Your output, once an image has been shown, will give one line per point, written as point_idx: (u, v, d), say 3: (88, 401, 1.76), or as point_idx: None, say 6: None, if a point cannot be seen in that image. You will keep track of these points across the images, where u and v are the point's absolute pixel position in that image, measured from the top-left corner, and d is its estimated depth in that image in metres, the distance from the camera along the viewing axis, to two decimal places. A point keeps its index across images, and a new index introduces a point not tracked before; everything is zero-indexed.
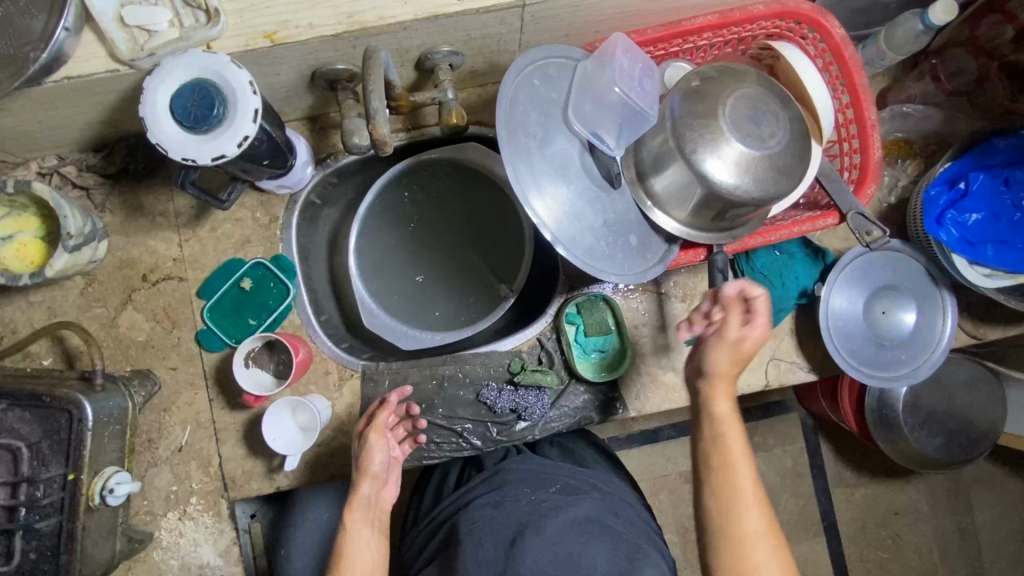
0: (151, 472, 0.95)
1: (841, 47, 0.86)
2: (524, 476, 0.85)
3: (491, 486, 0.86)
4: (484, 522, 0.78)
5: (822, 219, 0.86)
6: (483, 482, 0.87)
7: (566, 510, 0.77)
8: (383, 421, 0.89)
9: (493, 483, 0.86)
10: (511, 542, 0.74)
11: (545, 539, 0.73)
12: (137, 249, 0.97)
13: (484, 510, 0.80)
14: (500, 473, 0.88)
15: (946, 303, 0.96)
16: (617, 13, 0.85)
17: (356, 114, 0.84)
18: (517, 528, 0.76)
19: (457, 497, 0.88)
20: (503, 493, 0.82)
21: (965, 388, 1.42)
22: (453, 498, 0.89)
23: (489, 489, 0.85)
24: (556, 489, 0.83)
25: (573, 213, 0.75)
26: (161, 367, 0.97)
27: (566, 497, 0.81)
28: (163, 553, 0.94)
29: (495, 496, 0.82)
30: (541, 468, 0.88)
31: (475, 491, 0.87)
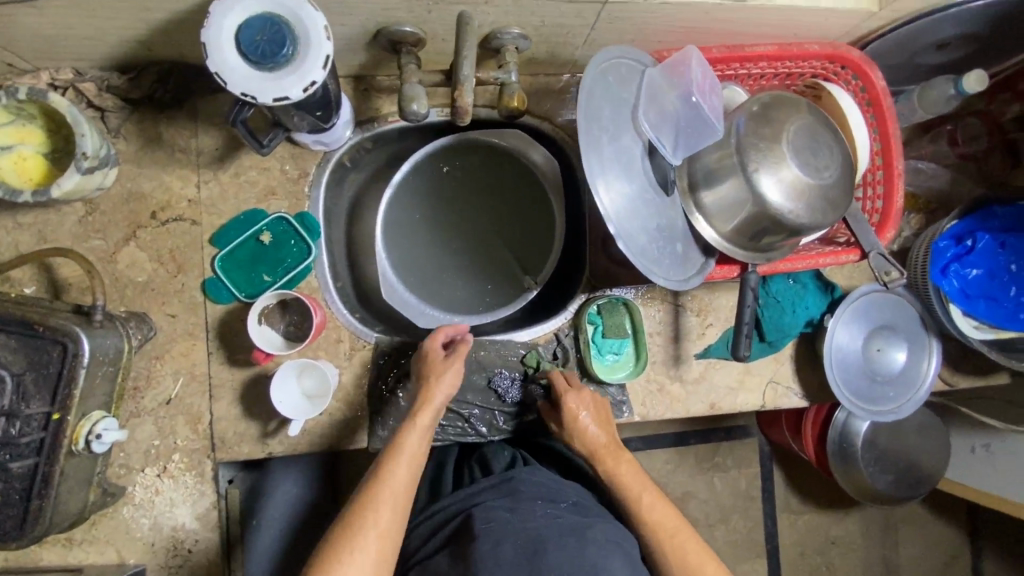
0: (133, 422, 0.88)
1: (881, 97, 0.91)
2: (535, 489, 0.85)
3: (502, 493, 0.84)
4: (501, 523, 0.76)
5: (845, 254, 0.91)
6: (493, 488, 0.86)
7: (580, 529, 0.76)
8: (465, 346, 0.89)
9: (505, 489, 0.85)
10: (531, 554, 0.71)
11: (566, 552, 0.72)
12: (149, 183, 0.91)
13: (499, 513, 0.78)
14: (510, 482, 0.87)
15: (933, 346, 1.03)
16: (686, 27, 0.87)
17: (417, 80, 0.82)
18: (536, 533, 0.74)
19: (464, 497, 0.86)
20: (516, 501, 0.81)
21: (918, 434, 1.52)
22: (461, 495, 0.87)
23: (500, 495, 0.83)
24: (567, 507, 0.82)
25: (632, 211, 0.76)
26: (159, 313, 0.90)
27: (580, 516, 0.80)
28: (134, 510, 0.88)
29: (507, 503, 0.81)
30: (551, 484, 0.89)
31: (484, 493, 0.85)
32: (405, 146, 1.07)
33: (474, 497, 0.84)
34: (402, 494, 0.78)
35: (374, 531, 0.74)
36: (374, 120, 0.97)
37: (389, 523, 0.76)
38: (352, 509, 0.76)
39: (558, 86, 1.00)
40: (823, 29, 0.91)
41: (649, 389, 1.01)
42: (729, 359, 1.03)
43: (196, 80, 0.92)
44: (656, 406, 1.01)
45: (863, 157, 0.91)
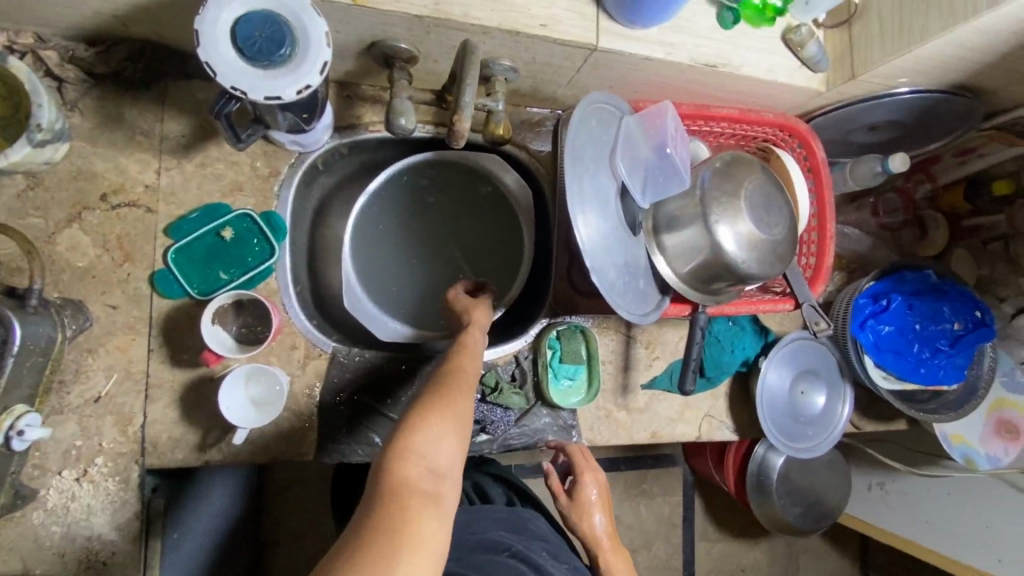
0: (53, 419, 0.81)
1: (820, 166, 1.02)
2: (539, 535, 0.90)
3: (512, 526, 0.88)
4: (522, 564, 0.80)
5: (782, 303, 1.01)
6: (502, 520, 0.89)
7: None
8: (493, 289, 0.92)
9: (514, 523, 0.89)
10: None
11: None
12: (102, 163, 0.85)
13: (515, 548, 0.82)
14: (518, 516, 0.92)
15: (847, 391, 1.15)
16: (660, 82, 0.95)
17: (406, 96, 0.83)
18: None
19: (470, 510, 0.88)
20: (528, 542, 0.86)
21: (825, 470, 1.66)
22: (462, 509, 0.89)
23: (509, 528, 0.88)
24: (566, 562, 0.88)
25: (604, 246, 0.81)
26: (97, 302, 0.83)
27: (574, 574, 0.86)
28: (44, 517, 0.79)
29: (522, 540, 0.86)
30: (545, 530, 0.93)
31: (497, 518, 0.88)
32: (382, 157, 1.07)
33: (487, 520, 0.87)
34: (471, 383, 0.73)
35: (456, 408, 0.68)
36: (354, 128, 0.96)
37: (468, 412, 0.69)
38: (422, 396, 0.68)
39: (537, 118, 1.04)
40: (776, 100, 1.01)
41: (598, 416, 1.05)
42: (673, 392, 1.09)
43: (169, 63, 0.88)
44: (603, 433, 1.05)
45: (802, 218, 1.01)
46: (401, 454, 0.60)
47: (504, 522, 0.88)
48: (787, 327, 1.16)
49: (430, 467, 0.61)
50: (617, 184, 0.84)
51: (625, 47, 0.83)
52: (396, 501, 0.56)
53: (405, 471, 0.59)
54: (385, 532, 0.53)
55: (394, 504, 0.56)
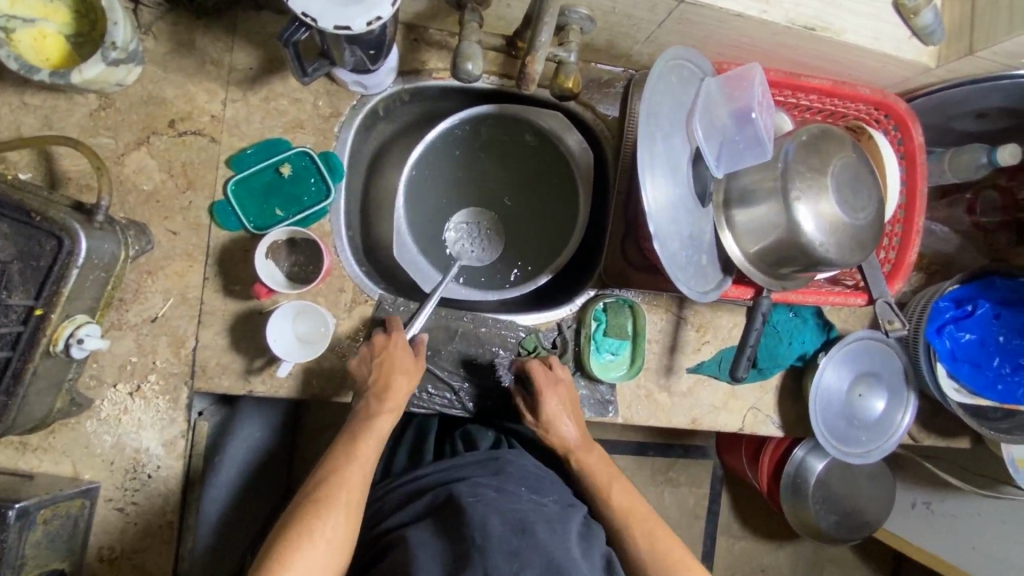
0: (112, 334, 0.84)
1: (917, 151, 0.93)
2: (523, 475, 0.85)
3: (488, 471, 0.83)
4: (487, 500, 0.74)
5: (853, 297, 0.94)
6: (479, 465, 0.85)
7: (562, 525, 0.75)
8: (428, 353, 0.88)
9: (491, 468, 0.84)
10: (521, 533, 0.70)
11: (550, 542, 0.71)
12: (172, 90, 0.86)
13: (485, 490, 0.77)
14: (497, 461, 0.86)
15: (910, 399, 1.07)
16: (747, 45, 0.87)
17: (476, 40, 0.79)
18: (523, 516, 0.73)
19: (446, 468, 0.85)
20: (504, 483, 0.80)
21: (868, 480, 1.58)
22: (443, 465, 0.86)
23: (487, 473, 0.83)
24: (552, 498, 0.82)
25: (671, 214, 0.76)
26: (159, 226, 0.85)
27: (558, 509, 0.79)
28: (97, 425, 0.84)
29: (494, 482, 0.80)
30: (534, 469, 0.88)
31: (469, 467, 0.84)
32: (442, 108, 1.05)
33: (458, 473, 0.83)
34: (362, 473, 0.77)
35: (326, 533, 0.71)
36: (418, 73, 0.94)
37: (340, 530, 0.72)
38: (303, 508, 0.72)
39: (607, 78, 0.99)
40: (875, 75, 0.92)
41: (638, 395, 1.01)
42: (719, 378, 1.04)
43: None
44: (641, 413, 1.01)
45: (889, 207, 0.93)
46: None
47: (478, 471, 0.83)
48: (852, 325, 1.08)
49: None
50: (692, 149, 0.78)
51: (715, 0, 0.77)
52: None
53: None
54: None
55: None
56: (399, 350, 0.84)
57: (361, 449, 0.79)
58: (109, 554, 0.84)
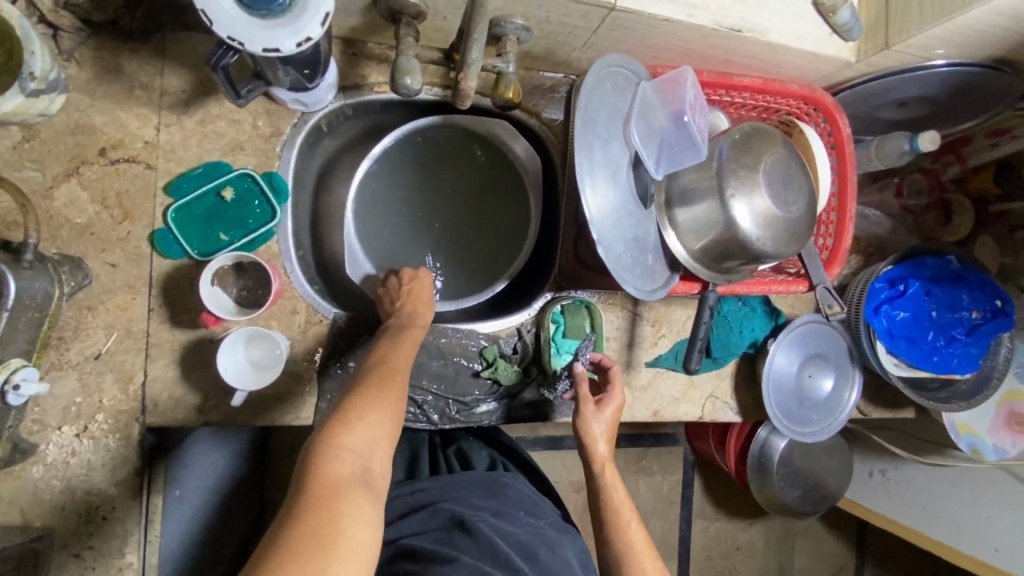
0: (54, 375, 0.81)
1: (845, 141, 0.98)
2: (520, 499, 0.90)
3: (488, 493, 0.89)
4: (491, 520, 0.80)
5: (795, 284, 0.98)
6: (479, 486, 0.90)
7: (557, 544, 0.81)
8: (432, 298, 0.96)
9: (491, 491, 0.89)
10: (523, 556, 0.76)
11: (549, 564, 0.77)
12: (101, 117, 0.83)
13: (488, 513, 0.82)
14: (498, 482, 0.92)
15: (856, 377, 1.12)
16: (681, 47, 0.90)
17: (413, 54, 0.79)
18: (526, 537, 0.79)
19: (446, 485, 0.89)
20: (501, 507, 0.85)
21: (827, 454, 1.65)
22: (439, 481, 0.90)
23: (485, 497, 0.88)
24: (548, 522, 0.88)
25: (613, 218, 0.78)
26: (97, 260, 0.82)
27: (552, 531, 0.84)
28: (44, 471, 0.80)
29: (493, 505, 0.85)
30: (529, 493, 0.94)
31: (469, 487, 0.89)
32: (387, 120, 1.04)
33: (455, 491, 0.87)
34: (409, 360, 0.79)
35: (388, 406, 0.70)
36: (359, 87, 0.93)
37: (397, 407, 0.71)
38: (364, 385, 0.71)
39: (550, 84, 1.00)
40: (802, 71, 0.96)
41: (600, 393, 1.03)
42: (677, 370, 1.07)
43: (167, 13, 0.85)
44: None
45: (823, 196, 0.97)
46: (332, 451, 0.62)
47: (475, 493, 0.88)
48: (799, 310, 1.13)
49: (359, 465, 0.63)
50: (630, 153, 0.80)
51: (645, 7, 0.79)
52: (319, 494, 0.58)
53: (334, 467, 0.61)
54: (314, 523, 0.56)
55: (318, 505, 0.57)
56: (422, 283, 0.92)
57: (404, 343, 0.80)
58: None
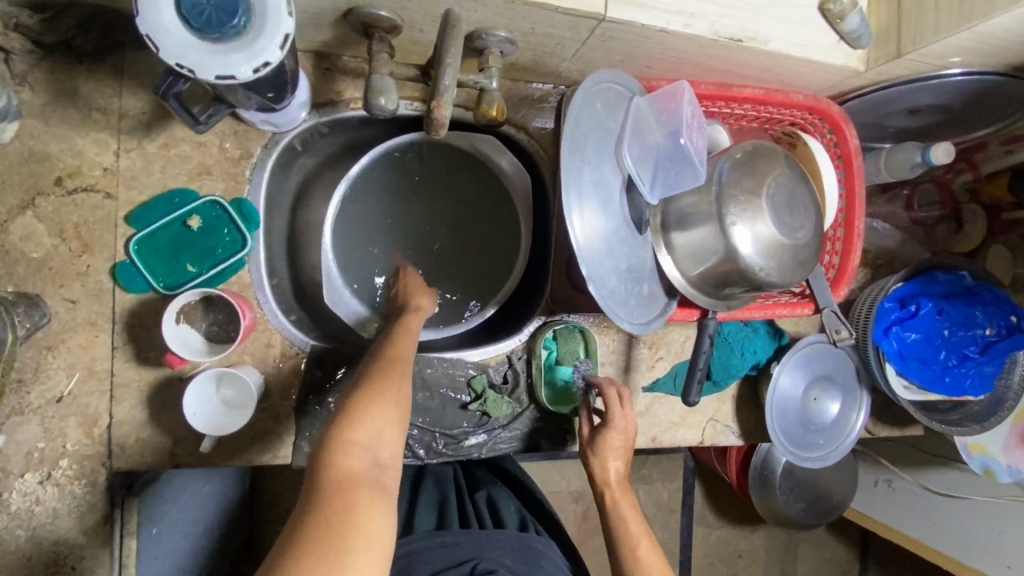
0: (12, 421, 0.76)
1: (853, 154, 0.92)
2: (551, 568, 0.86)
3: (522, 559, 0.84)
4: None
5: (800, 307, 0.93)
6: (512, 548, 0.85)
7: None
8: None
9: (524, 554, 0.85)
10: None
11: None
12: (55, 144, 0.77)
13: None
14: (529, 544, 0.88)
15: (863, 399, 1.07)
16: (676, 57, 0.84)
17: (388, 72, 0.73)
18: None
19: (479, 538, 0.85)
20: (535, 574, 0.82)
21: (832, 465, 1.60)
22: (472, 536, 0.85)
23: (518, 561, 0.84)
24: None
25: (605, 247, 0.72)
26: (55, 297, 0.77)
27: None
28: (6, 521, 0.76)
29: (525, 572, 0.82)
30: (554, 560, 0.89)
31: (502, 548, 0.84)
32: (367, 136, 0.99)
33: (490, 549, 0.83)
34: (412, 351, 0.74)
35: (395, 396, 0.65)
36: (334, 104, 0.87)
37: (405, 396, 0.66)
38: (369, 375, 0.66)
39: (538, 95, 0.94)
40: (807, 79, 0.90)
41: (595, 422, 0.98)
42: (676, 395, 1.02)
43: (124, 29, 0.78)
44: None
45: (829, 213, 0.92)
46: (343, 444, 0.58)
47: (510, 553, 0.84)
48: (803, 328, 1.08)
49: (370, 460, 0.59)
50: (623, 176, 0.75)
51: (637, 17, 0.73)
52: (330, 495, 0.54)
53: (346, 461, 0.57)
54: (328, 520, 0.52)
55: (330, 505, 0.53)
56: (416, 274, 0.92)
57: (408, 332, 0.77)
58: None
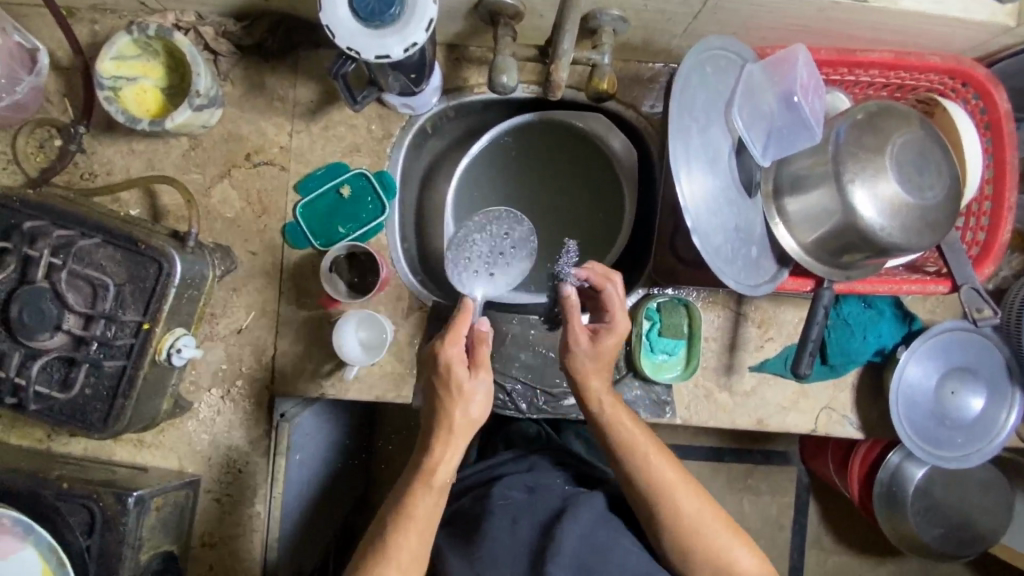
0: (207, 344, 0.95)
1: (1003, 120, 0.84)
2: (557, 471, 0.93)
3: (523, 467, 0.94)
4: (519, 504, 0.83)
5: (933, 285, 0.85)
6: (515, 463, 0.96)
7: (584, 508, 0.80)
8: (483, 354, 0.75)
9: (525, 465, 0.94)
10: (545, 530, 0.79)
11: (580, 535, 0.78)
12: (247, 127, 0.96)
13: (518, 494, 0.85)
14: (531, 457, 0.96)
15: (1015, 399, 0.97)
16: (795, 26, 0.84)
17: (510, 53, 0.81)
18: (556, 516, 0.81)
19: (487, 468, 0.97)
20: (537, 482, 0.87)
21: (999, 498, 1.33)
22: (481, 468, 0.98)
23: (520, 467, 0.94)
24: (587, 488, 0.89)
25: (710, 204, 0.74)
26: (241, 249, 0.96)
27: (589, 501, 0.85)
28: (197, 425, 0.95)
29: (529, 484, 0.88)
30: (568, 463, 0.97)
31: (508, 465, 0.95)
32: (487, 120, 1.09)
33: (499, 469, 0.95)
34: (449, 456, 0.75)
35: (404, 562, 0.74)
36: (461, 90, 0.98)
37: (427, 536, 0.76)
38: (385, 515, 0.77)
39: (650, 75, 0.97)
40: (947, 41, 0.84)
41: (697, 395, 0.97)
42: (785, 377, 0.98)
43: (301, 33, 0.96)
44: (701, 412, 0.97)
45: (973, 184, 0.84)
46: None
47: (515, 469, 0.93)
48: (940, 316, 0.99)
49: None
50: (732, 138, 0.77)
51: None
52: None
53: None
54: None
55: None
56: (441, 375, 0.74)
57: (446, 446, 0.74)
58: (210, 539, 0.96)
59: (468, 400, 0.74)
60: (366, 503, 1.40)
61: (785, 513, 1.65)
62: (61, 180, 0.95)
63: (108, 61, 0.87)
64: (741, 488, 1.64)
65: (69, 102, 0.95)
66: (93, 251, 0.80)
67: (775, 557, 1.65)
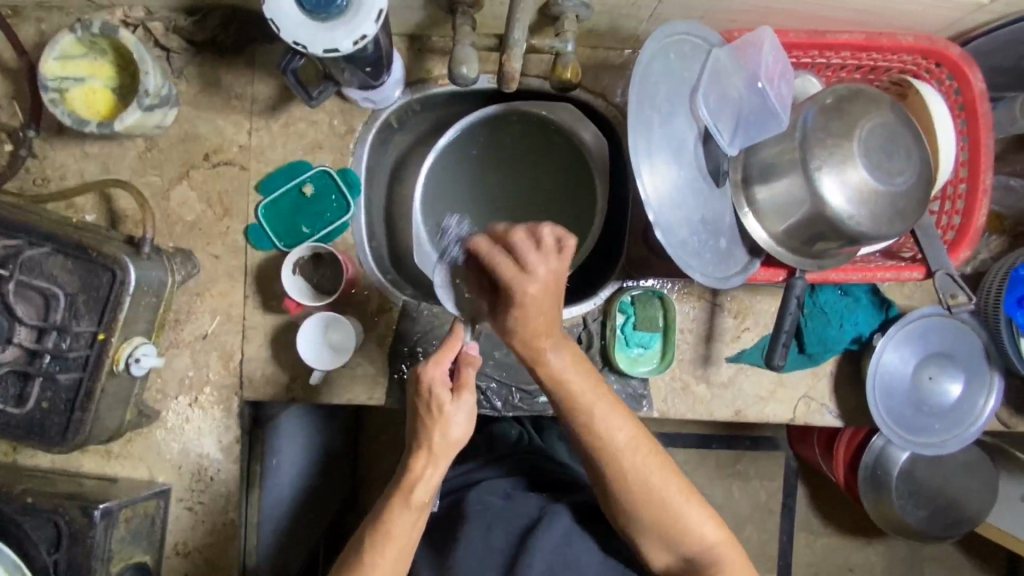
0: (172, 351, 0.93)
1: (977, 99, 0.82)
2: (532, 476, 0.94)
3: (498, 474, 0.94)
4: (493, 509, 0.83)
5: (908, 271, 0.83)
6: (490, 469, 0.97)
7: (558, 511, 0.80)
8: (467, 375, 0.71)
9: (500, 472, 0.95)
10: (519, 535, 0.78)
11: (553, 539, 0.77)
12: (205, 126, 0.93)
13: (493, 499, 0.85)
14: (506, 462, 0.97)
15: (993, 383, 0.96)
16: (764, 8, 0.81)
17: (469, 42, 0.78)
18: (530, 520, 0.80)
19: (464, 474, 0.98)
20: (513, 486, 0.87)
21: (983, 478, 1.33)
22: (459, 473, 0.99)
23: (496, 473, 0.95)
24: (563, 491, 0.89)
25: (675, 196, 0.73)
26: (203, 252, 0.93)
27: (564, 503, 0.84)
28: (165, 434, 0.93)
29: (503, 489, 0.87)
30: (544, 466, 0.97)
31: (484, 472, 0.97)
32: (455, 112, 1.06)
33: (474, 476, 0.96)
34: (431, 476, 0.72)
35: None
36: (424, 82, 0.95)
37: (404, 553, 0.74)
38: (363, 532, 0.74)
39: (619, 61, 0.95)
40: (920, 20, 0.82)
41: (674, 388, 0.96)
42: (762, 367, 0.97)
43: (256, 26, 0.93)
44: (678, 405, 0.96)
45: (947, 167, 0.83)
46: None
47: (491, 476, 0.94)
48: (917, 301, 0.98)
49: None
50: (698, 127, 0.74)
51: None
52: None
53: None
54: None
55: None
56: (420, 397, 0.71)
57: (426, 468, 0.71)
58: (184, 548, 0.94)
59: (451, 422, 0.70)
60: (350, 502, 1.39)
61: (774, 498, 1.65)
62: (13, 186, 0.92)
63: (52, 61, 0.83)
64: (729, 474, 1.64)
65: (17, 106, 0.92)
66: (42, 261, 0.77)
67: (765, 542, 1.65)
